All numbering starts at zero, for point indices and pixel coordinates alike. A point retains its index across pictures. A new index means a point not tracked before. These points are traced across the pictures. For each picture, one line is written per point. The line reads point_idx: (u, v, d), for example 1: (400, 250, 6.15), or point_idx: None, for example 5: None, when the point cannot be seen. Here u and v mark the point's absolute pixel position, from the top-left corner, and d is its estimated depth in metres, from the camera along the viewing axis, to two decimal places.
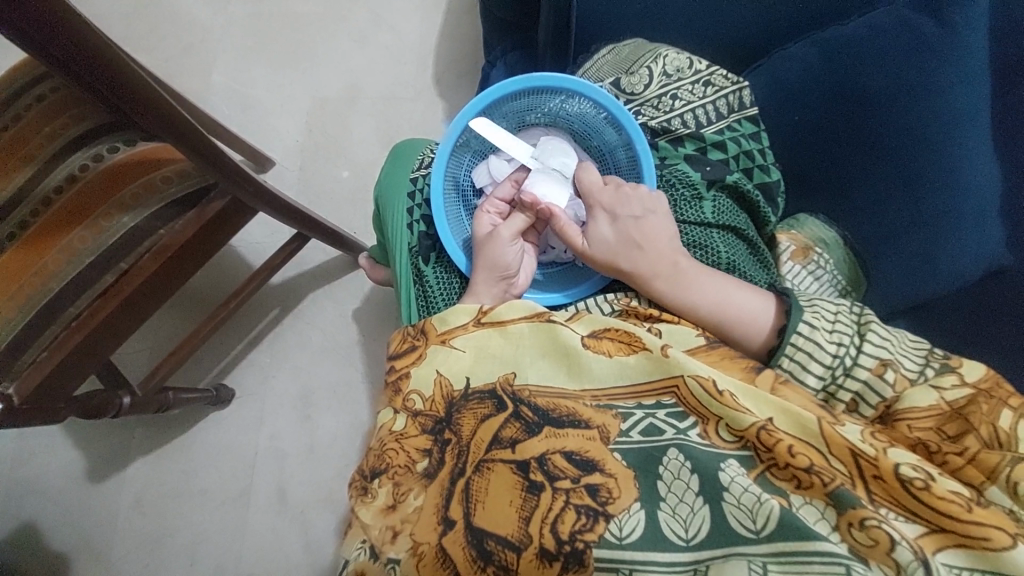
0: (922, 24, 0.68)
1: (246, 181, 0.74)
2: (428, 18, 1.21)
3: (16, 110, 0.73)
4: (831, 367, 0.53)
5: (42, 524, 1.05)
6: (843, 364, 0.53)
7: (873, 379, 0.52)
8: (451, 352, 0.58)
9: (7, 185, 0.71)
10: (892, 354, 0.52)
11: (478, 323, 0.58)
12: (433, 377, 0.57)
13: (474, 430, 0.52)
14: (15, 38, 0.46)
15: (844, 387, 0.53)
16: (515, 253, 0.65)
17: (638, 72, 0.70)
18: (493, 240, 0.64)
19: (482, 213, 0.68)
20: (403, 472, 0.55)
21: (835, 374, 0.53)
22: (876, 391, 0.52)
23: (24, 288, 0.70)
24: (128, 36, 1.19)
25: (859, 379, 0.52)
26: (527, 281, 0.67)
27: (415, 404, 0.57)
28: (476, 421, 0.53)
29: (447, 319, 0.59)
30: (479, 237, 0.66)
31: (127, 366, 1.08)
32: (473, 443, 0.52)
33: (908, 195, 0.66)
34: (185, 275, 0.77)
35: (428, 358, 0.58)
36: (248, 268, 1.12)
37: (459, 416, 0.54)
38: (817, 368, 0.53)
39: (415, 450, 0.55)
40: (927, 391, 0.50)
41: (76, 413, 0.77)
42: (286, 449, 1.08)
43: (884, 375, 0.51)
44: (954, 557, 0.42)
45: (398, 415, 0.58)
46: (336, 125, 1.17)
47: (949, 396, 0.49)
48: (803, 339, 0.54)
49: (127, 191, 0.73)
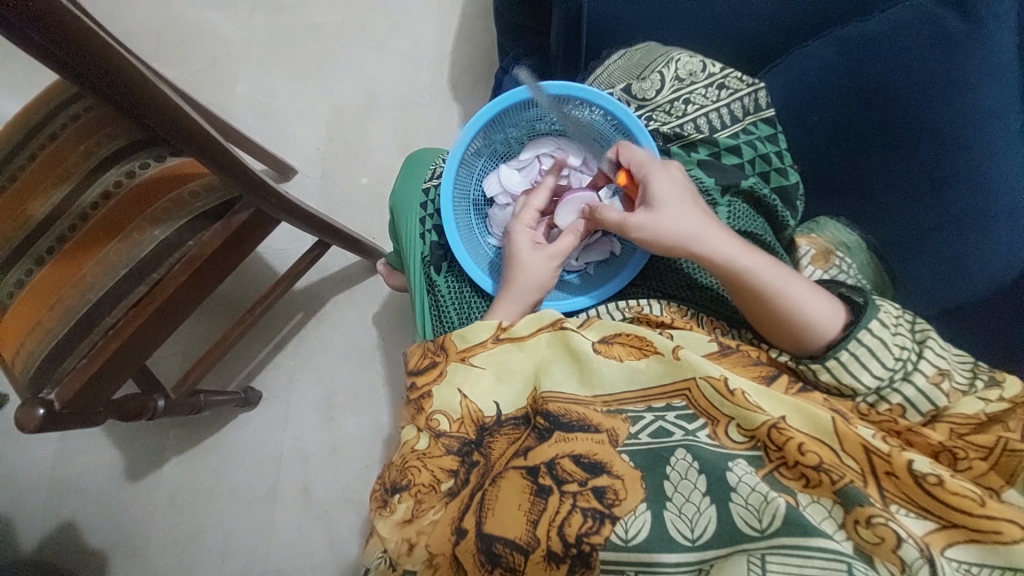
0: (948, 19, 0.65)
1: (267, 192, 0.77)
2: (443, 24, 1.22)
3: (53, 130, 0.77)
4: (891, 369, 0.51)
5: (84, 519, 1.11)
6: (903, 369, 0.51)
7: (929, 387, 0.50)
8: (471, 369, 0.59)
9: (45, 202, 0.75)
10: (947, 365, 0.52)
11: (497, 339, 0.59)
12: (456, 399, 0.58)
13: (503, 452, 0.54)
14: (40, 54, 0.48)
15: (898, 390, 0.51)
16: (550, 271, 0.65)
17: (650, 77, 0.69)
18: (531, 261, 0.65)
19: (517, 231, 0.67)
20: (427, 492, 0.56)
21: (893, 376, 0.51)
22: (929, 398, 0.50)
23: (65, 298, 0.74)
24: (157, 53, 1.24)
25: (916, 386, 0.51)
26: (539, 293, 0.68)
27: (439, 425, 0.58)
28: (508, 444, 0.55)
29: (466, 336, 0.60)
30: (518, 254, 0.66)
31: (161, 369, 1.13)
32: (497, 460, 0.53)
33: (932, 198, 0.65)
34: (212, 284, 0.80)
35: (448, 376, 0.59)
36: (273, 274, 1.16)
37: (491, 441, 0.56)
38: (877, 367, 0.52)
39: (439, 470, 0.57)
40: (973, 400, 0.48)
41: (113, 415, 0.81)
42: (311, 450, 1.11)
43: (940, 384, 0.50)
44: (964, 553, 0.41)
45: (422, 434, 0.59)
46: (355, 132, 1.20)
47: (991, 407, 0.47)
48: (869, 335, 0.52)
49: (158, 205, 0.76)
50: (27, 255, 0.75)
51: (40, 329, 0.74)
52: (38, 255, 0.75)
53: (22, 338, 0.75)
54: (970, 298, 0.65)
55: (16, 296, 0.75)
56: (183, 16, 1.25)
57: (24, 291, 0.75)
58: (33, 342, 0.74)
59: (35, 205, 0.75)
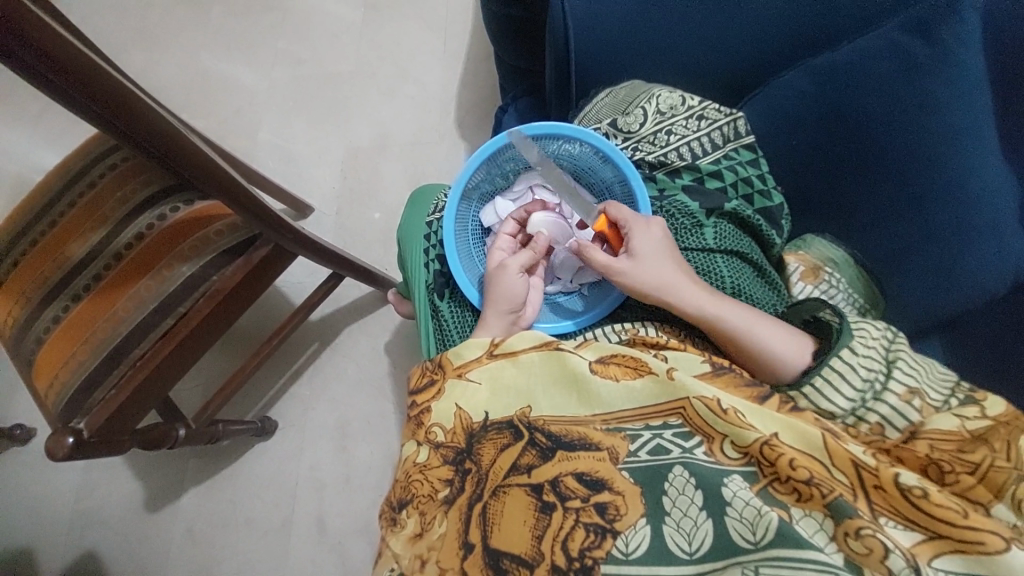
0: (913, 46, 0.68)
1: (287, 229, 0.83)
2: (448, 69, 1.30)
3: (93, 179, 0.85)
4: (861, 390, 0.54)
5: (105, 551, 1.13)
6: (872, 389, 0.54)
7: (901, 404, 0.52)
8: (468, 384, 0.61)
9: (84, 244, 0.82)
10: (920, 382, 0.53)
11: (491, 355, 0.62)
12: (452, 411, 0.61)
13: (493, 458, 0.56)
14: (92, 117, 0.56)
15: (872, 410, 0.53)
16: (521, 286, 0.69)
17: (634, 112, 0.74)
18: (503, 277, 0.69)
19: (494, 250, 0.73)
20: (428, 501, 0.58)
21: (865, 397, 0.54)
22: (903, 415, 0.52)
23: (98, 332, 0.79)
24: (186, 105, 1.35)
25: (889, 404, 0.52)
26: (534, 315, 0.71)
27: (438, 436, 0.61)
28: (496, 450, 0.56)
29: (461, 353, 0.63)
30: (491, 268, 0.71)
31: (182, 400, 1.17)
32: (493, 470, 0.55)
33: (913, 214, 0.67)
34: (233, 316, 0.85)
35: (447, 392, 0.62)
36: (289, 307, 1.21)
37: (479, 446, 0.58)
38: (849, 390, 0.54)
39: (438, 481, 0.59)
40: (949, 417, 0.50)
41: (137, 444, 0.85)
42: (325, 478, 1.13)
43: (911, 401, 0.52)
44: (951, 563, 0.42)
45: (422, 447, 0.62)
46: (367, 171, 1.27)
47: (971, 424, 0.49)
48: (840, 360, 0.55)
49: (187, 243, 0.82)
50: (66, 293, 0.81)
51: (75, 361, 0.79)
52: (75, 293, 0.81)
53: (56, 371, 0.80)
54: (960, 309, 0.67)
55: (53, 331, 0.81)
56: (211, 71, 1.37)
57: (61, 326, 0.81)
58: (67, 374, 0.79)
59: (75, 246, 0.82)
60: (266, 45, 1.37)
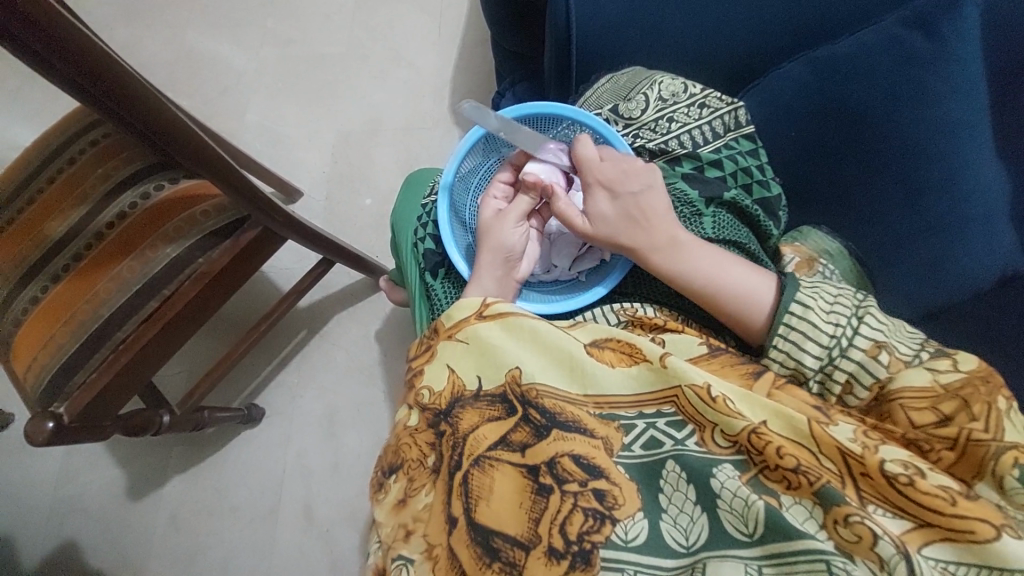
0: (913, 39, 0.69)
1: (276, 211, 0.81)
2: (443, 52, 1.28)
3: (72, 155, 0.82)
4: (827, 346, 0.54)
5: (85, 539, 1.11)
6: (839, 345, 0.54)
7: (868, 360, 0.53)
8: (456, 346, 0.60)
9: (63, 222, 0.79)
10: (888, 336, 0.53)
11: (480, 316, 0.60)
12: (444, 374, 0.59)
13: (475, 425, 0.55)
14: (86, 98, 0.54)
15: (839, 367, 0.54)
16: (520, 236, 0.68)
17: (636, 98, 0.73)
18: (499, 227, 0.68)
19: (489, 198, 0.72)
20: (416, 467, 0.58)
21: (831, 354, 0.54)
22: (870, 371, 0.53)
23: (77, 314, 0.77)
24: (171, 84, 1.30)
25: (855, 360, 0.53)
26: (528, 270, 0.70)
27: (424, 399, 0.60)
28: (480, 418, 0.55)
29: (452, 315, 0.62)
30: (486, 219, 0.70)
31: (166, 387, 1.15)
32: (471, 439, 0.54)
33: (908, 206, 0.68)
34: (220, 299, 0.84)
35: (437, 355, 0.61)
36: (277, 292, 1.19)
37: (461, 412, 0.56)
38: (814, 348, 0.55)
39: (425, 445, 0.58)
40: (920, 371, 0.51)
41: (120, 430, 0.83)
42: (312, 467, 1.12)
43: (879, 357, 0.53)
44: (940, 551, 0.43)
45: (412, 411, 0.61)
46: (358, 155, 1.25)
47: (943, 378, 0.50)
48: (799, 319, 0.56)
49: (171, 224, 0.80)
50: (43, 273, 0.78)
51: (53, 344, 0.77)
52: (53, 273, 0.78)
53: (34, 352, 0.77)
54: (949, 301, 0.68)
55: (31, 313, 0.78)
56: (196, 49, 1.32)
57: (39, 308, 0.78)
58: (45, 356, 0.77)
59: (53, 225, 0.79)
60: (254, 23, 1.33)
